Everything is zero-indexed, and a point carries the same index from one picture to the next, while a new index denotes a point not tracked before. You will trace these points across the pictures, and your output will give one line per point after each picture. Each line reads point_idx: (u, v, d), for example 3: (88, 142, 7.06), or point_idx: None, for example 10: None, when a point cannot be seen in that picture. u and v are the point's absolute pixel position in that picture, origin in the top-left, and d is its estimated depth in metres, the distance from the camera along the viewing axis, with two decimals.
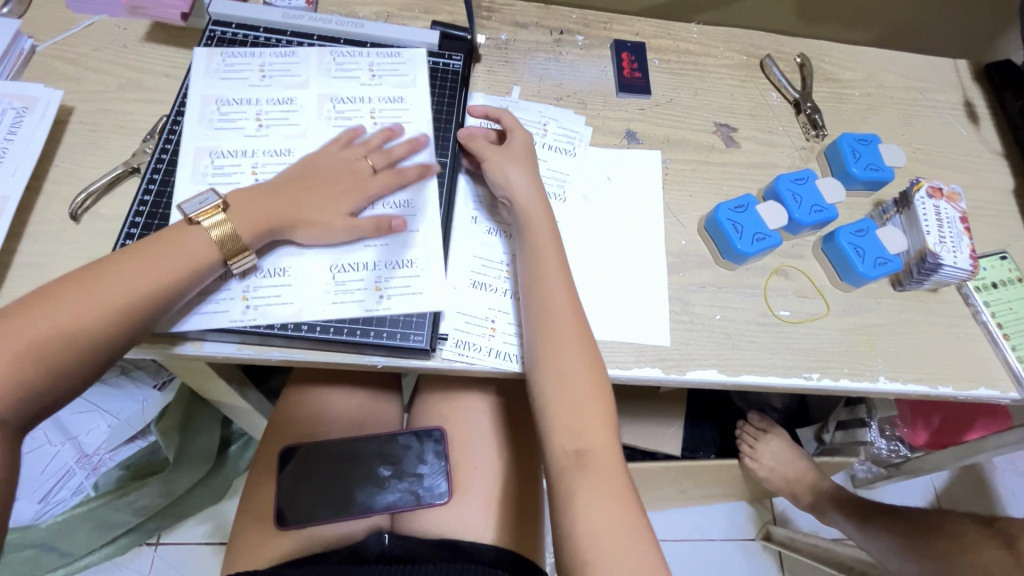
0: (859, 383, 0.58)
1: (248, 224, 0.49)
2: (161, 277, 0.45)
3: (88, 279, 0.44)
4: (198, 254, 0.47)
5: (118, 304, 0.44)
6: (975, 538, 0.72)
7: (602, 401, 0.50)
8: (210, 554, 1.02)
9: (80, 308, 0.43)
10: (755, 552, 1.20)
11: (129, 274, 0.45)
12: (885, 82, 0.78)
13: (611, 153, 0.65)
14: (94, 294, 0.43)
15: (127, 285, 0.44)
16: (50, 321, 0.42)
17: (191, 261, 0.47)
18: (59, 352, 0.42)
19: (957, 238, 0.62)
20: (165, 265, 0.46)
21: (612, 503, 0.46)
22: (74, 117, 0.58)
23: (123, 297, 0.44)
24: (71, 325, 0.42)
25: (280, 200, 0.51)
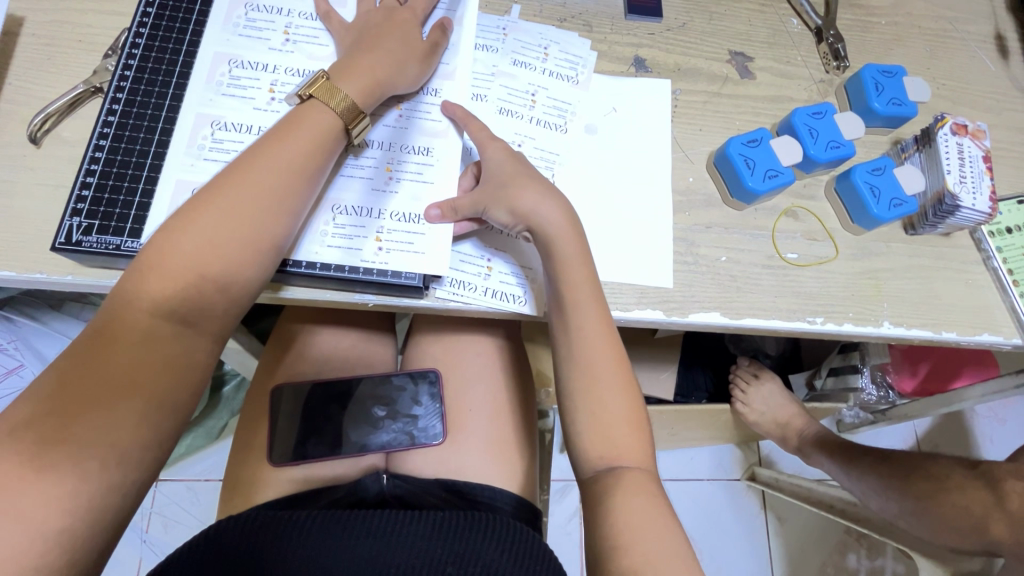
0: (863, 328, 0.57)
1: (300, 158, 0.44)
2: (270, 197, 0.43)
3: (198, 214, 0.41)
4: (293, 168, 0.44)
5: (242, 232, 0.42)
6: (959, 479, 0.74)
7: (612, 355, 0.48)
8: (209, 491, 1.04)
9: (202, 250, 0.41)
10: (739, 492, 1.25)
11: (233, 202, 0.42)
12: (913, 9, 0.72)
13: (617, 81, 0.61)
14: (209, 231, 0.41)
15: (239, 213, 0.42)
16: (180, 261, 0.40)
17: (290, 176, 0.44)
18: (205, 293, 0.41)
19: (978, 178, 0.59)
20: (268, 184, 0.43)
21: (627, 447, 0.46)
22: (26, 29, 0.52)
23: (242, 226, 0.42)
24: (205, 264, 0.41)
25: (306, 123, 0.46)
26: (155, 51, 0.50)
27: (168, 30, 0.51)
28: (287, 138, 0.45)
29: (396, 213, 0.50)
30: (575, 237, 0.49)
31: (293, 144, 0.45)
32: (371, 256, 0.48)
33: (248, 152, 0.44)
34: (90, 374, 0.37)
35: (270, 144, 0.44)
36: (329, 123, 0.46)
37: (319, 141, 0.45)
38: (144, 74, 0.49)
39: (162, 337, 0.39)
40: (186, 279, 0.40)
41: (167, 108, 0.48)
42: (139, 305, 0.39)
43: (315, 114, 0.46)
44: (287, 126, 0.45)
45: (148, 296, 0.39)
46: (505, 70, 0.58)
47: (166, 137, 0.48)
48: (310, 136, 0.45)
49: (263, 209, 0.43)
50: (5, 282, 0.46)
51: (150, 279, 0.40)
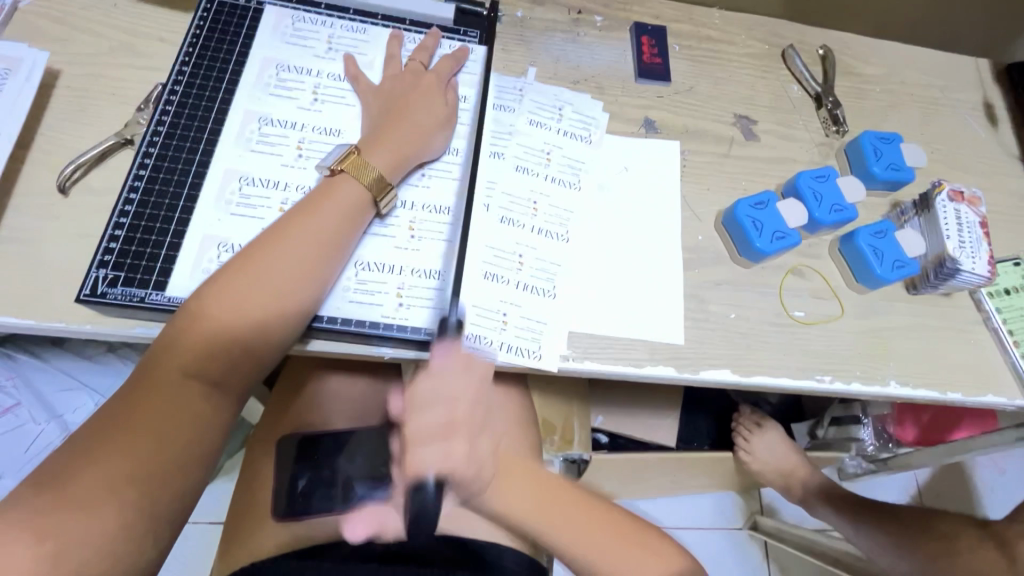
0: (870, 386, 0.58)
1: (331, 224, 0.46)
2: (300, 262, 0.44)
3: (230, 281, 0.43)
4: (322, 234, 0.46)
5: (271, 298, 0.43)
6: (967, 538, 0.73)
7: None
8: (196, 534, 1.00)
9: (232, 316, 0.42)
10: (742, 541, 1.22)
11: (264, 269, 0.43)
12: (906, 78, 0.76)
13: (628, 141, 0.63)
14: (240, 299, 0.42)
15: (268, 280, 0.43)
16: (211, 328, 0.41)
17: (320, 241, 0.46)
18: (233, 355, 0.42)
19: (975, 242, 0.61)
20: (298, 250, 0.45)
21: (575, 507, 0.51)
22: (61, 82, 0.54)
23: (271, 292, 0.43)
24: (233, 330, 0.42)
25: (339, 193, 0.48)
26: (188, 107, 0.52)
27: (201, 88, 0.53)
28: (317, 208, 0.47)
29: (418, 269, 0.51)
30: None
31: (328, 210, 0.47)
32: (391, 311, 0.50)
33: (281, 221, 0.46)
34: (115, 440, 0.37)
35: (303, 214, 0.46)
36: (359, 193, 0.48)
37: (350, 212, 0.48)
38: (176, 129, 0.51)
39: (191, 402, 0.40)
40: (216, 343, 0.42)
41: (197, 163, 0.50)
42: (170, 366, 0.40)
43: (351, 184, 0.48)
44: (319, 196, 0.47)
45: (173, 361, 0.40)
46: (522, 127, 0.60)
47: (196, 190, 0.49)
48: (347, 204, 0.48)
49: (291, 276, 0.44)
50: (23, 330, 0.46)
51: (175, 349, 0.41)
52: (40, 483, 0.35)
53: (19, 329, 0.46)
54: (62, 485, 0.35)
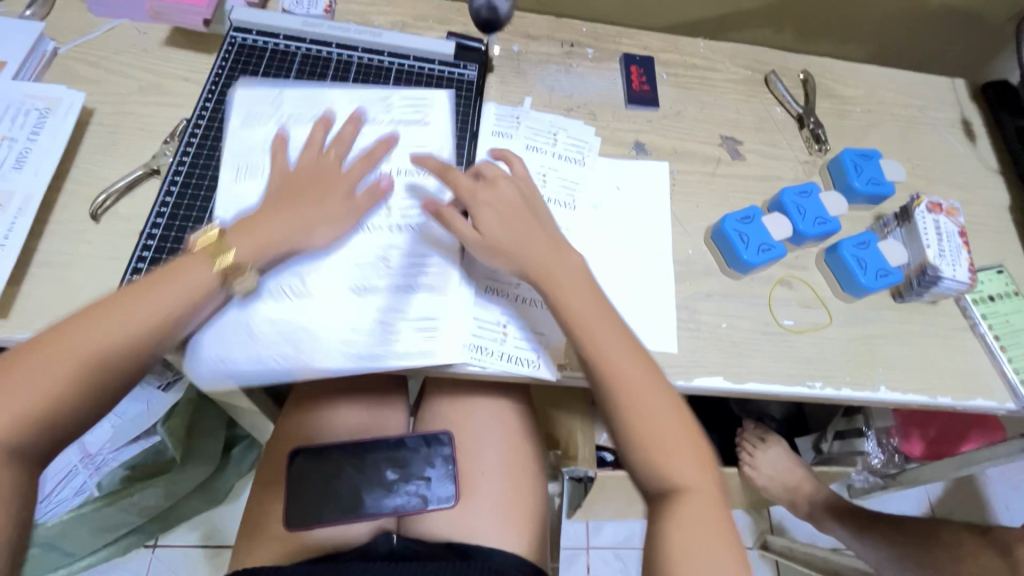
0: (860, 392, 0.59)
1: (287, 229, 0.51)
2: (132, 339, 0.45)
3: (57, 355, 0.43)
4: (164, 312, 0.46)
5: (102, 369, 0.44)
6: (972, 546, 0.74)
7: (653, 382, 0.49)
8: (208, 558, 1.01)
9: (101, 343, 0.44)
10: (752, 560, 1.21)
11: (90, 348, 0.43)
12: (884, 98, 0.80)
13: (618, 162, 0.67)
14: (112, 327, 0.44)
15: (89, 359, 0.43)
16: (76, 354, 0.43)
17: (154, 321, 0.46)
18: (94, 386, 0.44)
19: (956, 251, 0.63)
20: (140, 321, 0.45)
21: (697, 513, 0.46)
22: (95, 119, 0.58)
23: (94, 369, 0.43)
24: (55, 403, 0.42)
25: (324, 205, 0.53)
26: (209, 140, 0.56)
27: (222, 123, 0.57)
28: (161, 285, 0.47)
29: (398, 285, 0.54)
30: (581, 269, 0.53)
31: (294, 217, 0.52)
32: (364, 324, 0.51)
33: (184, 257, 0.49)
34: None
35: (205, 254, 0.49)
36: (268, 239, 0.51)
37: (196, 293, 0.47)
38: (199, 160, 0.55)
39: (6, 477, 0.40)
40: (33, 418, 0.41)
41: (218, 190, 0.54)
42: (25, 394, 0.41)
43: (334, 188, 0.54)
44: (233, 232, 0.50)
45: (0, 433, 0.40)
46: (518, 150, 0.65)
47: (214, 214, 0.53)
48: (320, 216, 0.53)
49: (123, 352, 0.44)
50: None
51: (0, 411, 0.41)
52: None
53: None
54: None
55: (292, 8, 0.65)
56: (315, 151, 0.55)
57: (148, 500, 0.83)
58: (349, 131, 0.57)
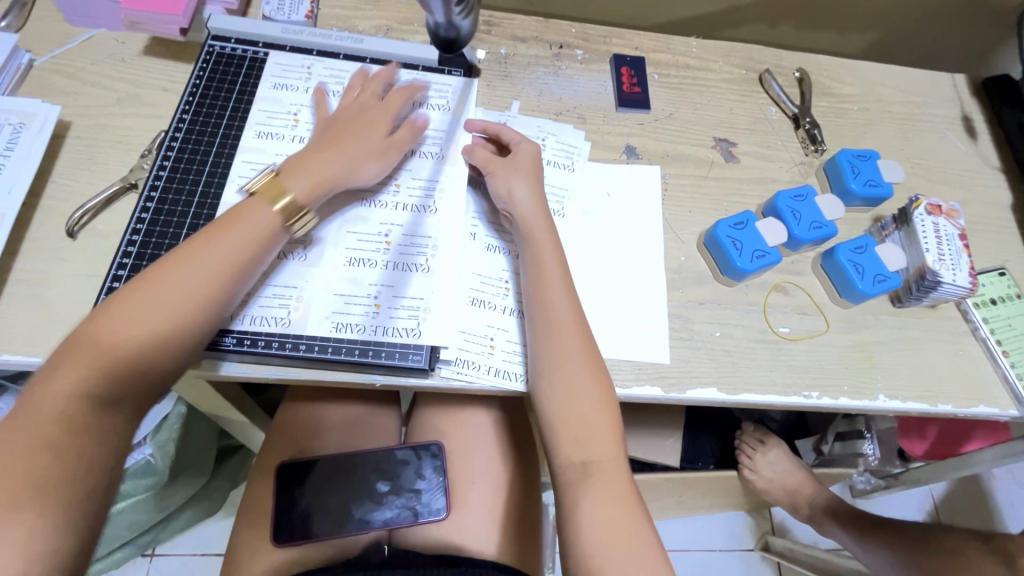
0: (858, 401, 0.58)
1: (338, 164, 0.53)
2: (206, 279, 0.45)
3: (128, 300, 0.43)
4: (231, 256, 0.47)
5: (174, 308, 0.43)
6: (973, 554, 0.73)
7: (600, 392, 0.50)
8: (206, 567, 1.01)
9: (136, 323, 0.42)
10: (753, 562, 1.20)
11: (162, 287, 0.44)
12: (882, 96, 0.78)
13: (608, 168, 0.65)
14: (142, 306, 0.43)
15: (161, 299, 0.43)
16: (110, 339, 0.41)
17: (225, 264, 0.46)
18: (135, 369, 0.42)
19: (956, 255, 0.62)
20: (211, 263, 0.46)
21: (616, 507, 0.46)
22: (72, 132, 0.57)
23: (167, 309, 0.43)
24: (133, 345, 0.42)
25: (366, 139, 0.55)
26: (187, 153, 0.55)
27: (200, 134, 0.56)
28: (230, 228, 0.48)
29: (384, 284, 0.53)
30: (562, 274, 0.53)
31: (341, 153, 0.53)
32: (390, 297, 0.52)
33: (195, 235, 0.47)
34: (46, 445, 0.38)
35: (218, 227, 0.47)
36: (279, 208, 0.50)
37: (258, 233, 0.48)
38: (176, 174, 0.54)
39: (77, 418, 0.39)
40: (107, 361, 0.41)
41: (196, 204, 0.53)
42: (61, 385, 0.40)
43: (375, 127, 0.56)
44: (231, 216, 0.48)
45: (72, 376, 0.40)
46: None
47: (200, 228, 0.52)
48: (363, 149, 0.54)
49: (193, 292, 0.44)
50: (32, 367, 0.48)
51: (76, 359, 0.40)
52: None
53: (28, 367, 0.48)
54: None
55: (272, 14, 0.63)
56: (355, 94, 0.58)
57: (137, 515, 0.82)
58: (389, 74, 0.60)
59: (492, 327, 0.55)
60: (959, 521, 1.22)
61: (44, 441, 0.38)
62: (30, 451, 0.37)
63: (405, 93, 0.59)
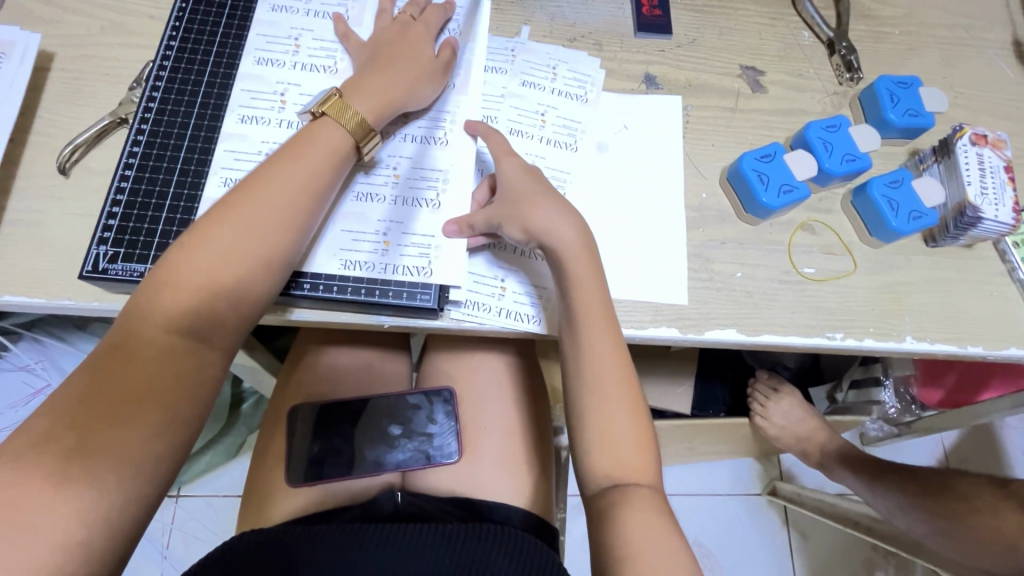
0: (884, 343, 0.56)
1: (401, 87, 0.50)
2: (284, 208, 0.44)
3: (212, 232, 0.42)
4: (301, 188, 0.45)
5: (257, 240, 0.42)
6: (989, 499, 0.73)
7: (623, 375, 0.48)
8: (228, 507, 1.04)
9: (218, 262, 0.41)
10: (760, 506, 1.22)
11: (243, 219, 0.42)
12: (927, 18, 0.71)
13: (626, 99, 0.61)
14: (219, 243, 0.42)
15: (243, 231, 0.42)
16: (193, 278, 0.41)
17: (302, 194, 0.45)
18: (219, 309, 0.42)
19: (999, 189, 0.58)
20: (287, 190, 0.44)
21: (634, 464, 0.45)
22: (55, 64, 0.54)
23: (249, 242, 0.42)
24: (221, 278, 0.41)
25: (417, 56, 0.52)
26: (177, 83, 0.51)
27: (190, 63, 0.52)
28: (300, 153, 0.46)
29: (390, 220, 0.51)
30: (587, 256, 0.49)
31: (398, 72, 0.50)
32: (425, 229, 0.51)
33: (261, 166, 0.45)
34: (145, 377, 0.39)
35: (283, 159, 0.45)
36: (339, 139, 0.47)
37: (331, 160, 0.46)
38: (167, 105, 0.51)
39: (174, 352, 0.40)
40: (200, 294, 0.41)
41: (190, 139, 0.50)
42: (151, 324, 0.40)
43: (422, 44, 0.53)
44: (299, 142, 0.46)
45: (165, 308, 0.40)
46: (515, 91, 0.59)
47: (203, 164, 0.49)
48: (420, 71, 0.51)
49: (274, 223, 0.43)
50: (35, 309, 0.47)
51: (165, 293, 0.40)
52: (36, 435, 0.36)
53: (30, 308, 0.47)
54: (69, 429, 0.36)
55: None
56: (389, 16, 0.55)
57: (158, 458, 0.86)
58: None
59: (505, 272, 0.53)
60: (969, 468, 1.22)
61: (128, 381, 0.38)
62: (130, 382, 0.38)
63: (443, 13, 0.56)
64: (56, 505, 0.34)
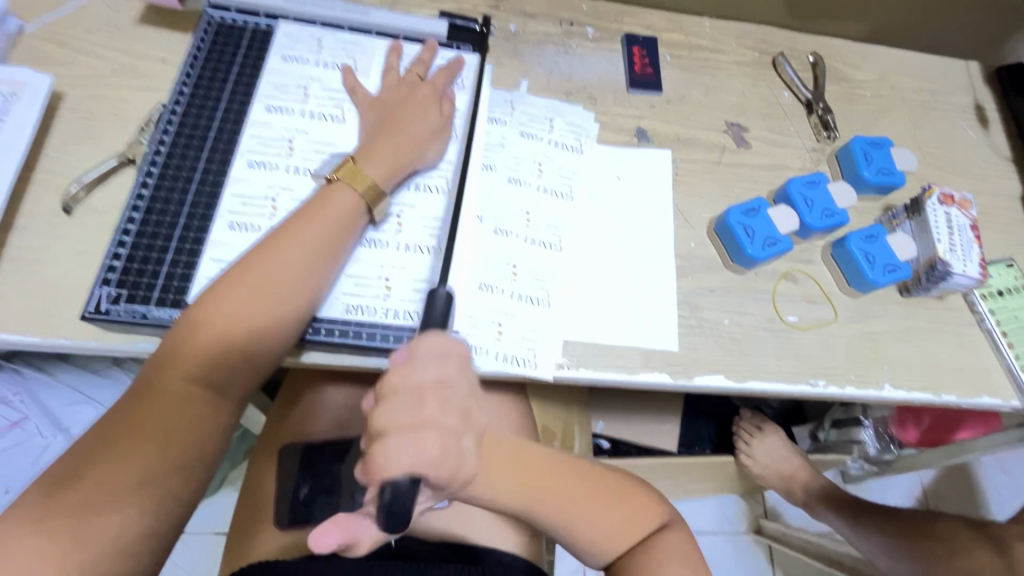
0: (864, 390, 0.58)
1: (408, 148, 0.53)
2: (300, 270, 0.45)
3: (228, 290, 0.43)
4: (317, 248, 0.46)
5: (272, 298, 0.44)
6: (963, 542, 0.74)
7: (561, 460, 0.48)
8: (204, 546, 1.01)
9: (236, 320, 0.43)
10: (746, 544, 1.22)
11: (260, 280, 0.44)
12: (896, 83, 0.77)
13: (619, 150, 0.64)
14: (237, 302, 0.43)
15: (260, 291, 0.44)
16: (212, 336, 0.42)
17: (315, 252, 0.46)
18: (235, 363, 0.43)
19: (967, 246, 0.62)
20: (301, 252, 0.46)
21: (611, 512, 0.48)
22: (65, 104, 0.55)
23: (266, 302, 0.44)
24: (236, 336, 0.43)
25: (424, 117, 0.55)
26: (187, 127, 0.53)
27: (200, 108, 0.54)
28: (315, 215, 0.48)
29: (391, 266, 0.52)
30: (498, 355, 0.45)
31: (407, 134, 0.53)
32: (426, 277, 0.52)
33: (278, 226, 0.47)
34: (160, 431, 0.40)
35: (299, 221, 0.47)
36: (354, 201, 0.49)
37: (345, 219, 0.48)
38: (176, 148, 0.52)
39: (193, 404, 0.42)
40: (217, 351, 0.43)
41: (198, 182, 0.51)
42: (170, 378, 0.41)
43: (430, 105, 0.56)
44: (315, 203, 0.48)
45: (184, 363, 0.42)
46: (515, 141, 0.61)
47: (211, 207, 0.50)
48: (427, 132, 0.54)
49: (290, 284, 0.45)
50: (30, 347, 0.47)
51: (184, 349, 0.42)
52: (51, 487, 0.37)
53: (25, 346, 0.47)
54: (84, 482, 0.37)
55: None
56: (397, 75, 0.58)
57: None
58: (427, 55, 0.59)
59: (503, 314, 0.54)
60: (947, 506, 1.24)
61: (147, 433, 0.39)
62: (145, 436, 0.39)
63: (450, 72, 0.59)
64: (59, 550, 0.35)
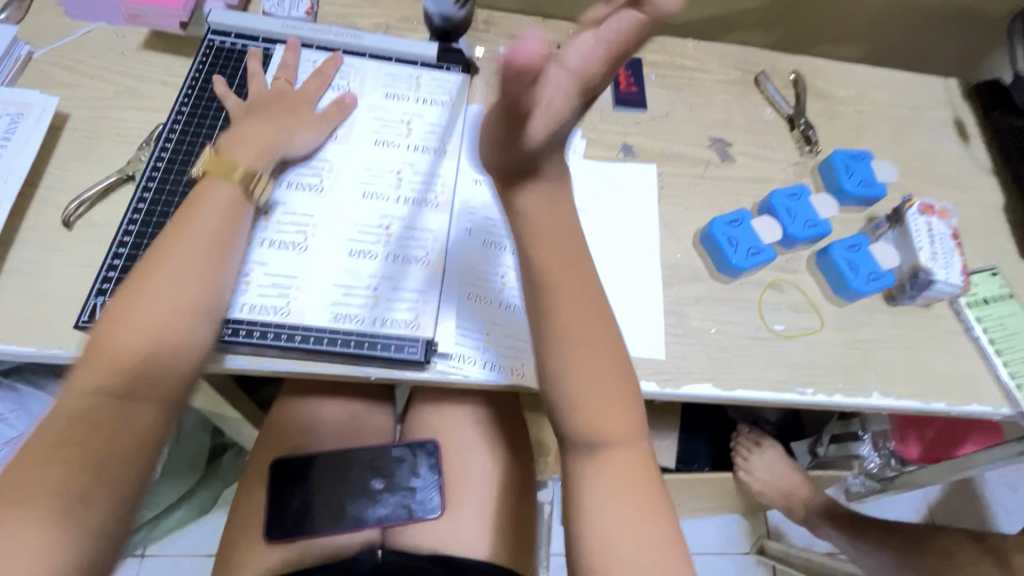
0: (852, 398, 0.58)
1: None
2: (196, 264, 0.46)
3: (126, 296, 0.43)
4: (197, 242, 0.47)
5: (179, 294, 0.44)
6: (967, 555, 0.73)
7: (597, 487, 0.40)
8: (195, 567, 0.99)
9: (146, 325, 0.42)
10: (748, 565, 1.20)
11: (166, 281, 0.44)
12: (877, 99, 0.79)
13: (605, 165, 0.66)
14: (147, 307, 0.43)
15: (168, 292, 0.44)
16: (123, 345, 0.42)
17: (204, 245, 0.47)
18: (151, 368, 0.42)
19: (949, 254, 0.62)
20: (194, 247, 0.46)
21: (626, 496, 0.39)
22: (69, 124, 0.57)
23: (177, 302, 0.44)
24: (147, 340, 0.42)
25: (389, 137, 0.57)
26: (185, 144, 0.55)
27: (199, 126, 0.56)
28: (190, 216, 0.48)
29: (383, 276, 0.53)
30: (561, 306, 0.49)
31: None
32: (415, 286, 0.54)
33: (166, 232, 0.47)
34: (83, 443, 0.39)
35: (173, 225, 0.47)
36: (231, 194, 0.50)
37: (220, 212, 0.49)
38: (174, 164, 0.54)
39: (105, 414, 0.40)
40: (127, 358, 0.42)
41: (193, 197, 0.53)
42: (76, 392, 0.40)
43: None
44: (187, 206, 0.49)
45: (92, 374, 0.41)
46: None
47: None
48: None
49: (192, 280, 0.45)
50: (24, 357, 0.48)
51: (96, 363, 0.41)
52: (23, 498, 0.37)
53: (22, 356, 0.48)
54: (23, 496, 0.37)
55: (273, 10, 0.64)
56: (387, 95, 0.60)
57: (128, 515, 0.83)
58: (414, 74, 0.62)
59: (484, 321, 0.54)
60: (954, 525, 1.22)
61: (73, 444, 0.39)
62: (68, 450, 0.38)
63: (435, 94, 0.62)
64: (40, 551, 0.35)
